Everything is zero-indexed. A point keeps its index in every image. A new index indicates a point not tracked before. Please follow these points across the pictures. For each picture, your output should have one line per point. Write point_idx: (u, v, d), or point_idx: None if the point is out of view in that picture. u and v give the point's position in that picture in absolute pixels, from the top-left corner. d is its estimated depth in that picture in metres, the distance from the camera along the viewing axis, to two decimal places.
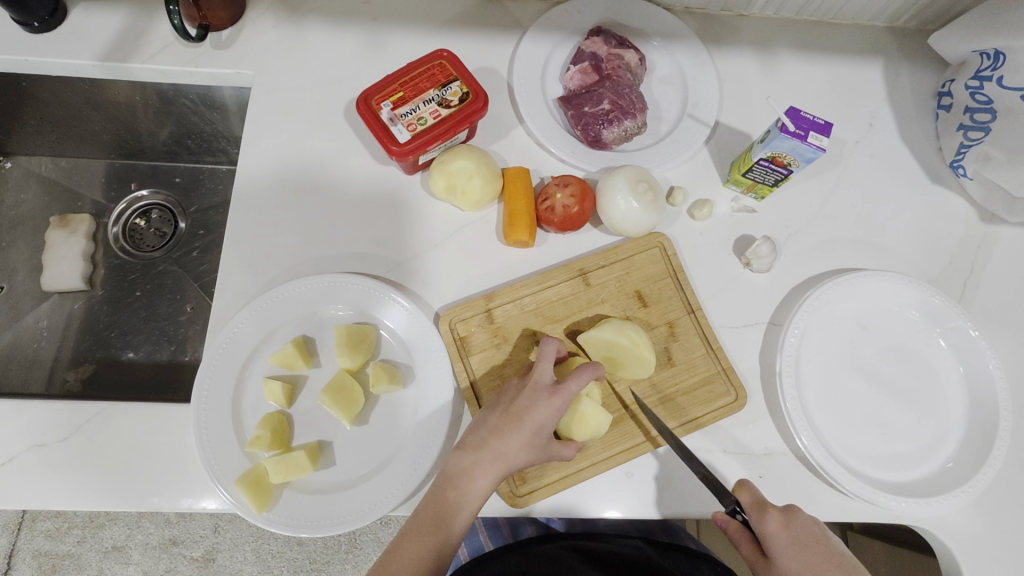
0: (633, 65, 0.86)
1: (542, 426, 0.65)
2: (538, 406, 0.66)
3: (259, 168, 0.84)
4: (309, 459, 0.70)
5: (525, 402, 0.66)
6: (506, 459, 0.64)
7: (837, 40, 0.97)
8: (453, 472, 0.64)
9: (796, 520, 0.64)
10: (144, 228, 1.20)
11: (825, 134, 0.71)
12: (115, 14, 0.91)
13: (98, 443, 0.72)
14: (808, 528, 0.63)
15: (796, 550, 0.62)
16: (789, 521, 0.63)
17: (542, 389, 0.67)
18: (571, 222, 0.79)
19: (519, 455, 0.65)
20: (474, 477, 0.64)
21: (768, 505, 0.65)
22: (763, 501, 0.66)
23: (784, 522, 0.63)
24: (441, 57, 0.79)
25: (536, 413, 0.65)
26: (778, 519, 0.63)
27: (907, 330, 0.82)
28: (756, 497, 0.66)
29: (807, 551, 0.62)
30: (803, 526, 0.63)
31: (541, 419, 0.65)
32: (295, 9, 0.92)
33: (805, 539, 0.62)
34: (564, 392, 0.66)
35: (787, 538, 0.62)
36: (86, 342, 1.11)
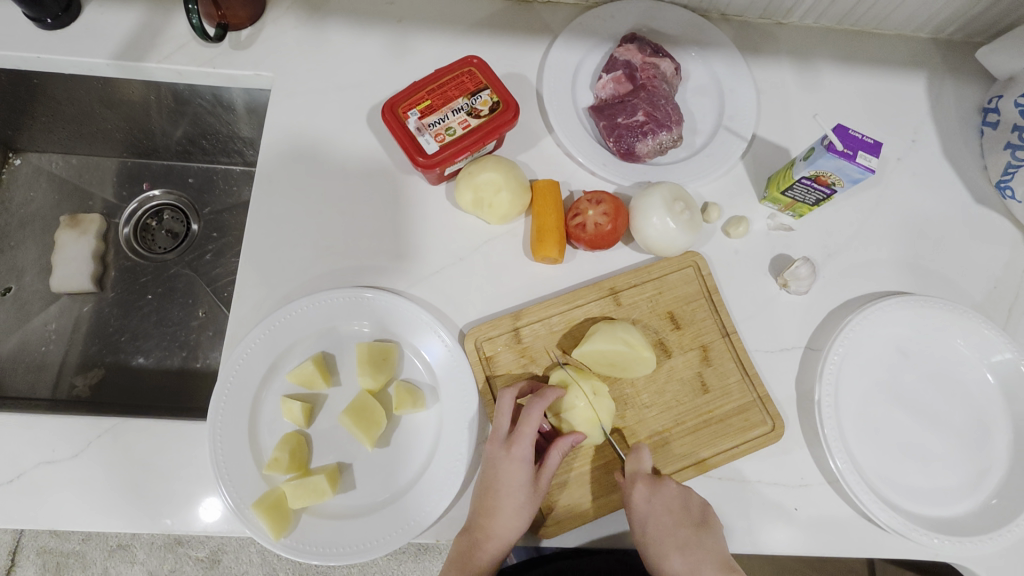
0: (668, 75, 0.83)
1: (516, 482, 0.66)
2: (502, 468, 0.66)
3: (279, 174, 0.81)
4: (329, 484, 0.67)
5: (490, 466, 0.67)
6: (497, 534, 0.65)
7: (878, 52, 0.94)
8: (455, 561, 0.66)
9: (660, 494, 0.66)
10: (156, 229, 1.18)
11: (874, 155, 0.68)
12: (131, 10, 0.87)
13: (109, 461, 0.69)
14: (669, 500, 0.67)
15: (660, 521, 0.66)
16: (654, 494, 0.66)
17: (501, 446, 0.67)
18: (602, 239, 0.76)
19: (507, 522, 0.65)
20: (472, 557, 0.65)
21: (640, 477, 0.67)
22: (638, 472, 0.67)
23: (648, 496, 0.66)
24: (470, 64, 0.75)
25: (502, 474, 0.66)
26: (644, 493, 0.66)
27: (950, 359, 0.78)
28: (636, 469, 0.68)
29: (664, 519, 0.66)
30: (665, 499, 0.66)
31: (508, 479, 0.66)
32: (318, 10, 0.89)
33: (658, 511, 0.66)
34: (521, 439, 0.67)
35: (646, 511, 0.66)
36: (95, 346, 1.09)
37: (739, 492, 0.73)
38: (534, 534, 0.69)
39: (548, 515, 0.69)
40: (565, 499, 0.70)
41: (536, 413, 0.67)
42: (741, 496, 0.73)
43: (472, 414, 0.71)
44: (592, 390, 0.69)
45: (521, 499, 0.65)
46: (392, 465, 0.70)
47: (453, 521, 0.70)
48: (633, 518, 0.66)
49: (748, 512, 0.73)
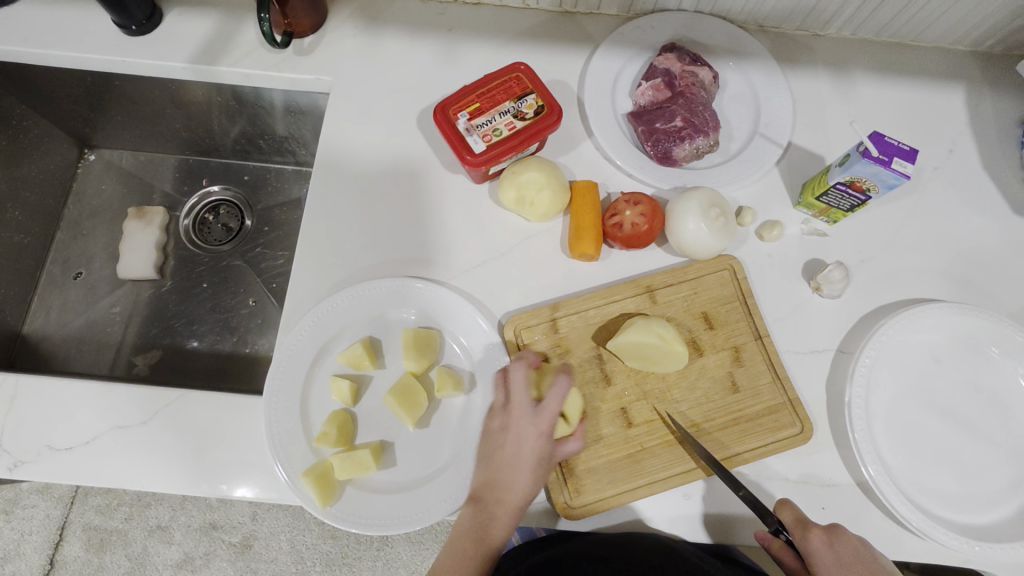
0: (706, 83, 0.86)
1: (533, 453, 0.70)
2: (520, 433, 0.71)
3: (334, 171, 0.87)
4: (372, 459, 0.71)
5: (512, 442, 0.70)
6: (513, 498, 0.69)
7: (915, 64, 0.95)
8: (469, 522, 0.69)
9: (840, 539, 0.67)
10: (213, 222, 1.26)
11: (910, 161, 0.70)
12: (205, 19, 0.95)
13: (173, 429, 0.75)
14: (852, 549, 0.66)
15: (836, 569, 0.64)
16: (832, 539, 0.67)
17: (518, 417, 0.71)
18: (638, 239, 0.79)
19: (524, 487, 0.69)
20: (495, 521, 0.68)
21: (810, 524, 0.68)
22: (804, 520, 0.69)
23: (828, 539, 0.67)
24: (517, 70, 0.80)
25: (522, 445, 0.70)
26: (821, 538, 0.67)
27: (985, 367, 0.79)
28: (798, 515, 0.70)
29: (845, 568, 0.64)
30: (850, 546, 0.66)
31: (523, 449, 0.70)
32: (374, 19, 0.95)
33: (849, 558, 0.65)
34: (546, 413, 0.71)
35: (831, 557, 0.65)
36: (155, 329, 1.16)
37: (766, 489, 0.75)
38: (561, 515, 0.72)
39: (575, 498, 0.72)
40: (594, 484, 0.72)
41: (558, 394, 0.71)
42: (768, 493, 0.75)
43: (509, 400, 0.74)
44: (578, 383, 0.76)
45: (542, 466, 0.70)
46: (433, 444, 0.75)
47: None
48: (816, 567, 0.65)
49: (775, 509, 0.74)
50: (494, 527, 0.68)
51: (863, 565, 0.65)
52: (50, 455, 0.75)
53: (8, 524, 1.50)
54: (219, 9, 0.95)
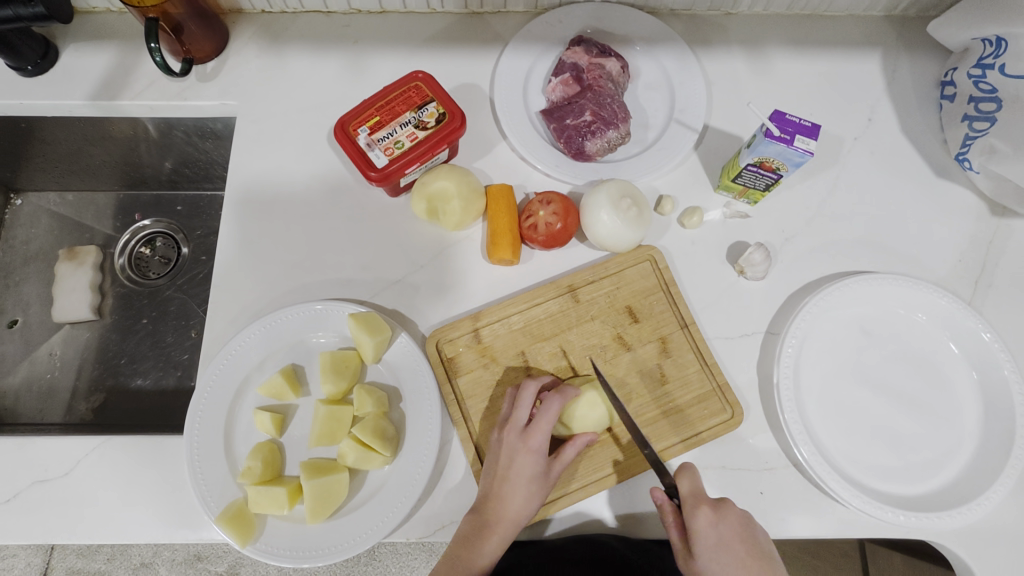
0: (615, 74, 0.84)
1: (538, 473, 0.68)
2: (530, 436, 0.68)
3: (246, 197, 0.85)
4: (289, 496, 0.69)
5: (505, 454, 0.69)
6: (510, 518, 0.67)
7: (830, 34, 0.94)
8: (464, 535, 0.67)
9: (725, 516, 0.65)
10: (150, 256, 1.23)
11: (813, 137, 0.68)
12: (104, 53, 0.93)
13: (97, 478, 0.74)
14: (734, 527, 0.65)
15: (714, 549, 0.63)
16: (718, 518, 0.64)
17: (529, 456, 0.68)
18: (555, 239, 0.78)
19: (519, 507, 0.67)
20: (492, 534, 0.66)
21: (702, 499, 0.66)
22: (699, 493, 0.66)
23: (713, 519, 0.64)
24: (416, 78, 0.79)
25: (526, 476, 0.67)
26: (708, 518, 0.64)
27: (915, 334, 0.78)
28: (693, 488, 0.67)
29: (733, 549, 0.63)
30: (730, 525, 0.64)
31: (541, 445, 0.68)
32: (277, 37, 0.93)
33: (729, 537, 0.64)
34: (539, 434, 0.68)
35: (714, 535, 0.64)
36: (98, 371, 1.14)
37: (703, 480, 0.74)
38: None
39: None
40: None
41: (554, 410, 0.69)
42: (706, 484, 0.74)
43: (434, 413, 0.73)
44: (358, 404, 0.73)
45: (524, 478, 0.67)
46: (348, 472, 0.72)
47: (423, 520, 0.72)
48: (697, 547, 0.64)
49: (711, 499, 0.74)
50: (485, 537, 0.66)
51: (745, 545, 0.64)
52: None
53: None
54: (118, 41, 0.93)
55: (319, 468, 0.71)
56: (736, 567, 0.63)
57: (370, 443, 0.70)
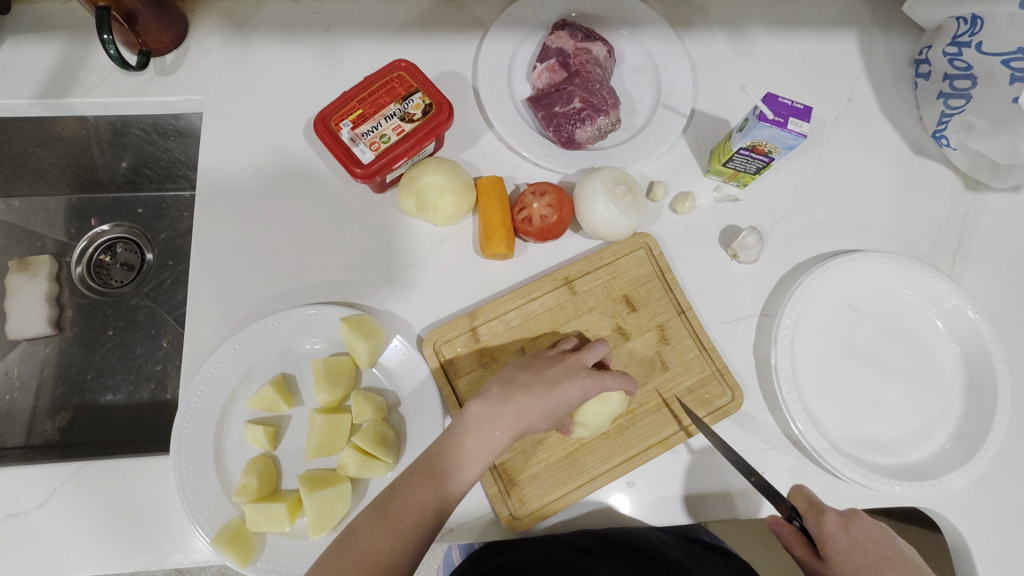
0: (602, 59, 0.82)
1: (568, 405, 0.65)
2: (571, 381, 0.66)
3: (220, 198, 0.80)
4: (289, 512, 0.67)
5: (559, 373, 0.67)
6: (522, 426, 0.63)
7: (808, 14, 0.94)
8: (467, 425, 0.62)
9: (855, 522, 0.65)
10: (111, 263, 1.16)
11: (806, 120, 0.68)
12: (48, 46, 0.85)
13: (77, 505, 0.69)
14: (868, 530, 0.64)
15: (848, 552, 0.63)
16: (849, 522, 0.65)
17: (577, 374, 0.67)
18: (550, 231, 0.76)
19: (533, 421, 0.64)
20: (492, 430, 0.62)
21: (825, 508, 0.67)
22: (818, 505, 0.68)
23: (842, 523, 0.65)
24: (398, 68, 0.75)
25: (561, 394, 0.65)
26: (836, 522, 0.65)
27: (901, 310, 0.80)
28: (813, 501, 0.69)
29: (875, 549, 0.63)
30: (864, 526, 0.65)
31: (575, 395, 0.65)
32: (242, 26, 0.87)
33: (862, 539, 0.63)
34: (604, 381, 0.67)
35: (846, 540, 0.64)
36: (62, 388, 1.06)
37: (707, 464, 0.75)
38: (508, 529, 0.70)
39: (520, 508, 0.70)
40: (538, 491, 0.71)
41: (619, 383, 0.68)
42: (710, 467, 0.75)
43: (436, 416, 0.71)
44: (357, 411, 0.71)
45: (535, 419, 0.63)
46: (349, 481, 0.70)
47: None
48: (829, 549, 0.64)
49: (716, 482, 0.74)
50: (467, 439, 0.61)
51: (878, 546, 0.63)
52: None
53: None
54: (64, 33, 0.86)
55: (319, 480, 0.69)
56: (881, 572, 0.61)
57: (371, 450, 0.68)
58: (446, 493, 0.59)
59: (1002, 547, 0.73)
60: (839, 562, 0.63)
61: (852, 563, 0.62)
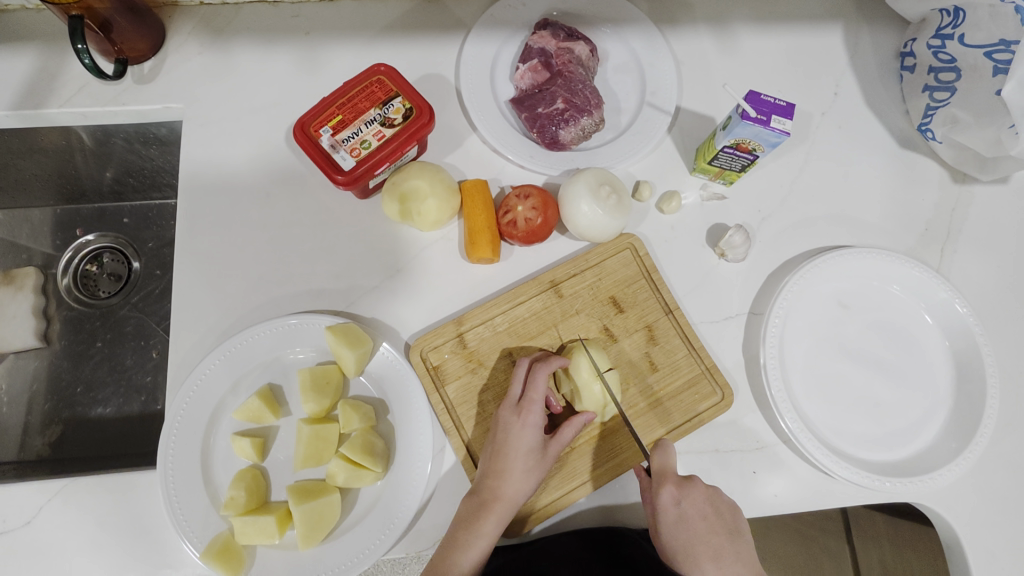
0: (584, 58, 0.82)
1: (525, 447, 0.66)
2: (513, 430, 0.67)
3: (202, 207, 0.79)
4: (279, 525, 0.66)
5: (500, 429, 0.68)
6: (504, 495, 0.66)
7: (792, 8, 0.94)
8: (455, 530, 0.65)
9: (687, 496, 0.65)
10: (98, 274, 1.15)
11: (788, 117, 0.67)
12: (24, 56, 0.84)
13: (65, 522, 0.68)
14: (697, 504, 0.64)
15: (672, 526, 0.64)
16: (682, 497, 0.64)
17: (512, 415, 0.68)
18: (535, 234, 0.76)
19: (515, 486, 0.66)
20: (481, 522, 0.65)
21: (668, 475, 0.65)
22: (665, 471, 0.66)
23: (674, 499, 0.64)
24: (378, 72, 0.74)
25: (514, 447, 0.66)
26: (671, 496, 0.64)
27: (889, 305, 0.80)
28: (663, 465, 0.66)
29: (699, 525, 0.64)
30: (693, 502, 0.64)
31: (527, 439, 0.67)
32: (220, 32, 0.86)
33: (690, 515, 0.64)
34: (532, 406, 0.67)
35: (674, 514, 0.64)
36: (51, 402, 1.05)
37: (699, 464, 0.75)
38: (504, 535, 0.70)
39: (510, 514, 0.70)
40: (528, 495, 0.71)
41: (543, 380, 0.68)
42: (700, 467, 0.75)
43: (424, 423, 0.70)
44: (345, 421, 0.70)
45: (513, 476, 0.66)
46: (339, 491, 0.69)
47: (421, 533, 0.70)
48: (660, 524, 0.65)
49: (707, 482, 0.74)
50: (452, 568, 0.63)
51: (714, 518, 0.65)
52: None
53: None
54: (39, 43, 0.85)
55: (307, 491, 0.68)
56: (700, 542, 0.63)
57: (360, 460, 0.68)
58: None
59: (993, 540, 0.74)
60: (666, 536, 0.65)
61: (672, 538, 0.64)
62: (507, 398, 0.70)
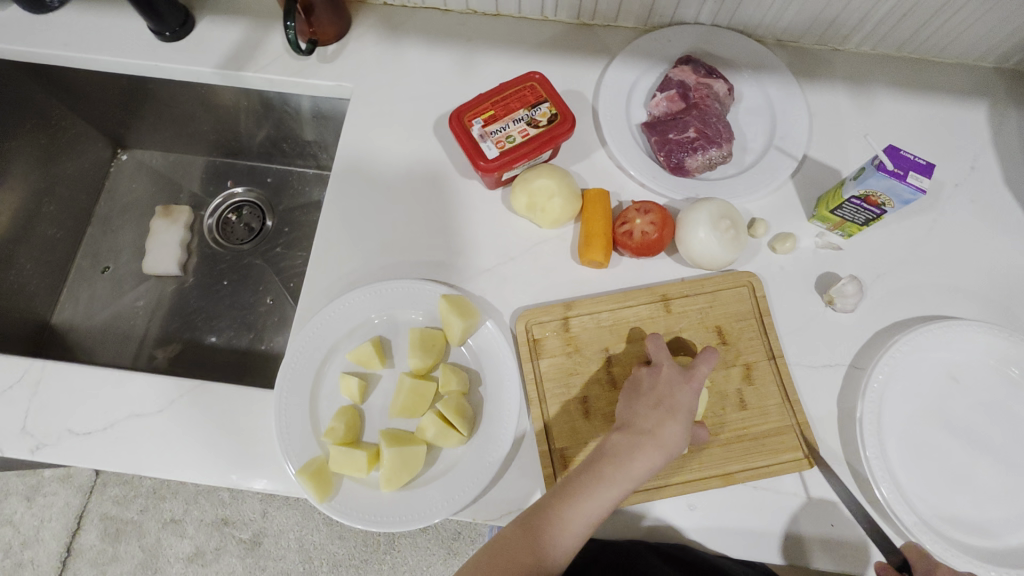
0: (721, 95, 0.86)
1: (689, 407, 0.67)
2: (680, 389, 0.68)
3: (352, 173, 0.90)
4: (368, 462, 0.72)
5: (664, 383, 0.69)
6: (662, 444, 0.65)
7: (937, 80, 0.94)
8: (602, 456, 0.65)
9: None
10: (235, 223, 1.29)
11: (926, 175, 0.69)
12: (236, 26, 1.00)
13: (187, 418, 0.77)
14: None
15: None
16: None
17: (678, 373, 0.69)
18: (648, 247, 0.80)
19: (675, 438, 0.65)
20: (634, 459, 0.64)
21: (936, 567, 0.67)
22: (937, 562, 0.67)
23: None
24: (532, 79, 0.82)
25: (679, 401, 0.67)
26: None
27: (1005, 388, 0.76)
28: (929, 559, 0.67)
29: None
30: None
31: (690, 402, 0.68)
32: (396, 29, 0.98)
33: None
34: (698, 371, 0.69)
35: None
36: (176, 324, 1.19)
37: (776, 504, 0.74)
38: None
39: None
40: None
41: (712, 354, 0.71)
42: (775, 507, 0.73)
43: (513, 401, 0.75)
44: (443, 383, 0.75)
45: (673, 426, 0.65)
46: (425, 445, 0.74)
47: (491, 504, 0.73)
48: None
49: (779, 523, 0.73)
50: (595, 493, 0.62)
51: None
52: (70, 439, 0.77)
53: (30, 510, 1.55)
54: (249, 18, 1.00)
55: (399, 439, 0.73)
56: None
57: (450, 419, 0.72)
58: (596, 510, 0.62)
59: None
60: None
61: None
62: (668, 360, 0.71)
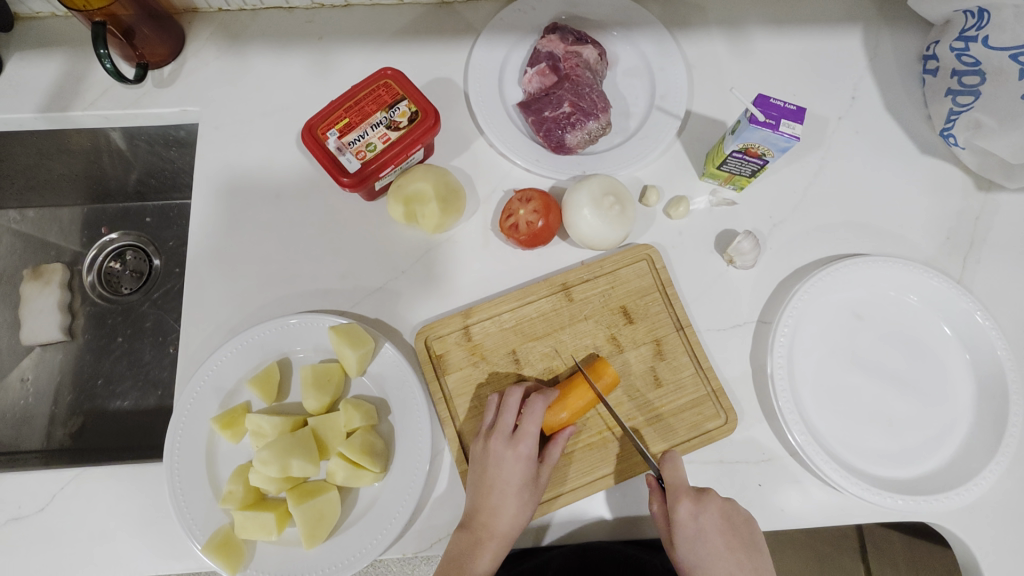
0: (592, 62, 0.81)
1: (517, 480, 0.66)
2: (507, 460, 0.66)
3: (214, 207, 0.81)
4: (276, 521, 0.67)
5: (494, 462, 0.66)
6: (499, 530, 0.65)
7: (810, 11, 0.92)
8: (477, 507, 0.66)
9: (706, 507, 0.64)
10: (120, 271, 1.18)
11: (797, 121, 0.65)
12: (52, 61, 0.88)
13: (75, 511, 0.71)
14: (717, 518, 0.63)
15: (693, 541, 0.62)
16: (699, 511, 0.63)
17: (503, 443, 0.67)
18: (538, 237, 0.76)
19: (509, 521, 0.65)
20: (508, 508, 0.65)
21: (682, 491, 0.64)
22: (678, 485, 0.65)
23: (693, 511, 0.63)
24: (385, 75, 0.75)
25: (512, 468, 0.66)
26: (689, 510, 0.63)
27: (906, 316, 0.78)
28: (674, 477, 0.65)
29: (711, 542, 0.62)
30: (711, 517, 0.63)
31: (510, 474, 0.66)
32: (237, 38, 0.88)
33: (708, 528, 0.63)
34: (525, 436, 0.66)
35: (694, 527, 0.63)
36: (74, 394, 1.09)
37: (703, 476, 0.73)
38: None
39: None
40: None
41: (537, 410, 0.67)
42: (705, 478, 0.73)
43: (425, 424, 0.70)
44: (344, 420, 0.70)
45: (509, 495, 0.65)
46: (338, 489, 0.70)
47: (421, 533, 0.70)
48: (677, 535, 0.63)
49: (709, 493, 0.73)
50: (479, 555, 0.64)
51: (733, 528, 0.63)
52: None
53: None
54: (66, 49, 0.88)
55: (307, 490, 0.69)
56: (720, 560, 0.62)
57: (358, 460, 0.67)
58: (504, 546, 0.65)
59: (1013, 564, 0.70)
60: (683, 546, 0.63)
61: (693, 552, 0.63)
62: (499, 428, 0.68)
